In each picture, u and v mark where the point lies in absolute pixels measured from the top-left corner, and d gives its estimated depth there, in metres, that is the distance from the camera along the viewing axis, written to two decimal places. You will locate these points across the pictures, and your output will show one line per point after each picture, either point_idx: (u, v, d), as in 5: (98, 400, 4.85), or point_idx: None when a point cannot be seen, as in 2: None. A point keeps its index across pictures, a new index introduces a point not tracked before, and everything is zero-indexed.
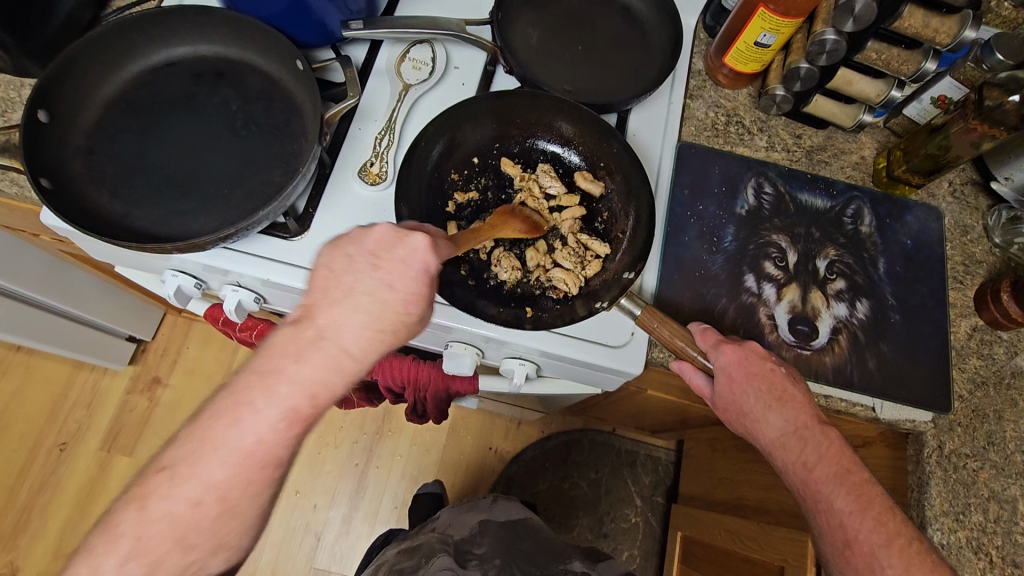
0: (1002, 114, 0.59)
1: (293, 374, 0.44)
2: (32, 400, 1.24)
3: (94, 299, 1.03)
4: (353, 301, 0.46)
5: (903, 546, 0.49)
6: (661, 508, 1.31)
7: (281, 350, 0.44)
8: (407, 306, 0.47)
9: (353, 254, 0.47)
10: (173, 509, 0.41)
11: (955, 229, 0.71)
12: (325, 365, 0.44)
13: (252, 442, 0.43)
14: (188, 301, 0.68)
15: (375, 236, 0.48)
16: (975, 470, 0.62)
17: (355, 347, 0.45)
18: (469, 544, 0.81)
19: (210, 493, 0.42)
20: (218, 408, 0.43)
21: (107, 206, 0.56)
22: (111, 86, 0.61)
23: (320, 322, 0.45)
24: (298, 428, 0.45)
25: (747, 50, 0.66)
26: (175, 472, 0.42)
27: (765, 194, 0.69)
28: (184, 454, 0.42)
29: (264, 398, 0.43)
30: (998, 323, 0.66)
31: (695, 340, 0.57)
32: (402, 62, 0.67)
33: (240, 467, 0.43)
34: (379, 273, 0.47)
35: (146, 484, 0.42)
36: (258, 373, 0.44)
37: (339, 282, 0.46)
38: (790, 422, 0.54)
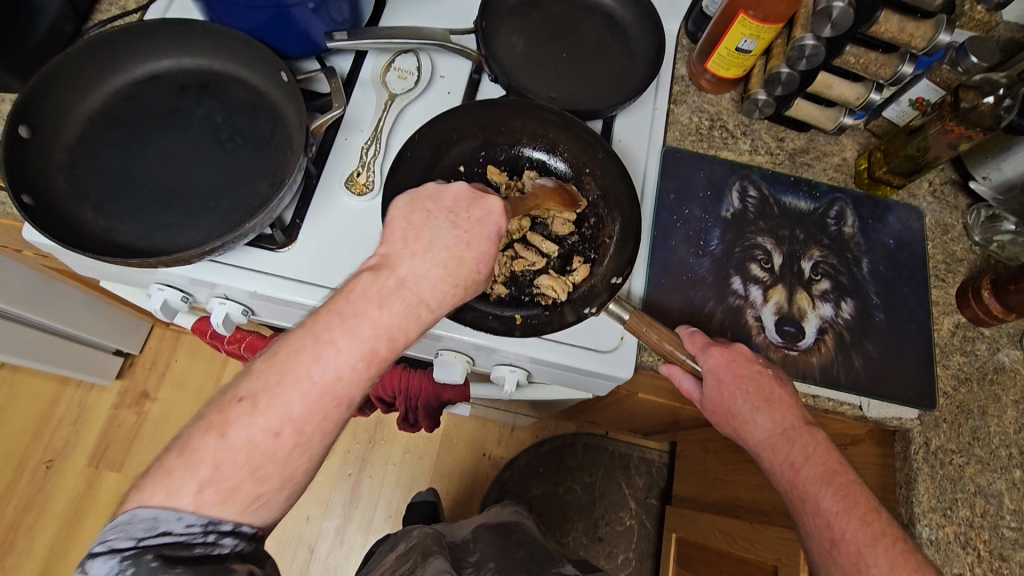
0: (977, 116, 0.60)
1: (375, 319, 0.45)
2: (17, 418, 1.22)
3: (79, 315, 1.03)
4: (431, 254, 0.48)
5: (889, 546, 0.49)
6: (655, 510, 1.32)
7: (363, 295, 0.45)
8: (479, 265, 0.50)
9: (431, 209, 0.50)
10: (252, 437, 0.41)
11: (936, 228, 0.72)
12: (404, 312, 0.46)
13: (335, 374, 0.43)
14: (175, 315, 0.67)
15: (453, 194, 0.51)
16: (961, 465, 0.63)
17: (432, 299, 0.47)
18: (463, 551, 0.81)
19: (288, 425, 0.42)
20: (301, 343, 0.44)
21: (91, 221, 0.55)
22: (93, 100, 0.60)
23: (402, 272, 0.47)
24: (373, 369, 0.45)
25: (728, 55, 0.67)
26: (257, 402, 0.42)
27: (749, 197, 0.69)
28: (264, 384, 0.42)
29: (344, 335, 0.44)
30: (980, 320, 0.67)
31: (683, 343, 0.58)
32: (387, 71, 0.67)
33: (320, 399, 0.43)
34: (456, 231, 0.50)
35: (225, 412, 0.41)
36: (340, 313, 0.45)
37: (419, 236, 0.48)
38: (777, 423, 0.54)
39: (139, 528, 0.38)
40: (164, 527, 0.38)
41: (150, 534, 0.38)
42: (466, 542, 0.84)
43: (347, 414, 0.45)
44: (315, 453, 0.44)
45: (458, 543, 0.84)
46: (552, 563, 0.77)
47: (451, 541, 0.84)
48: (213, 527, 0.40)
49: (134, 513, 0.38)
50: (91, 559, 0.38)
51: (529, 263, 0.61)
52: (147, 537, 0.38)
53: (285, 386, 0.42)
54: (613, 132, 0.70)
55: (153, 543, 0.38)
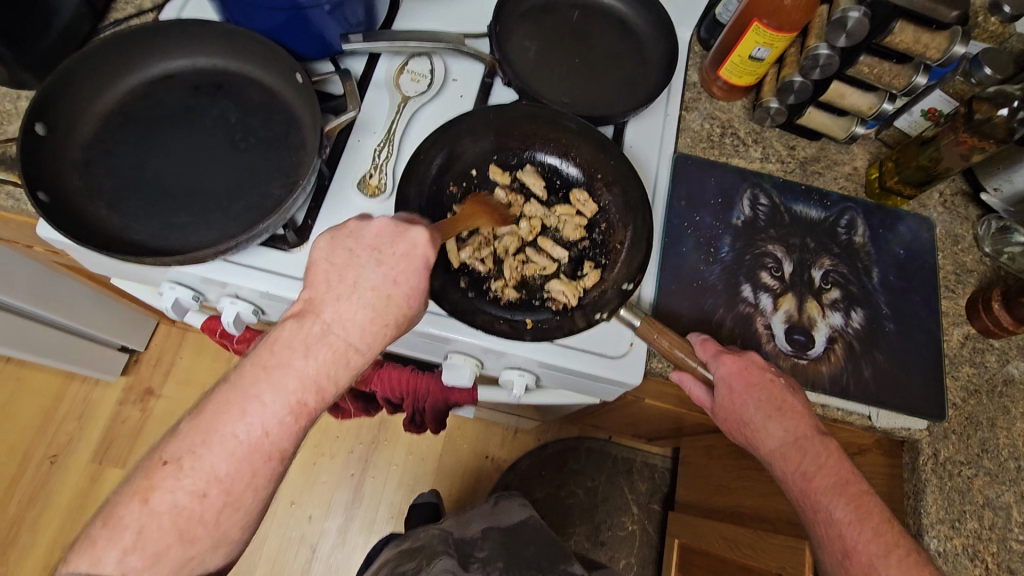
0: (990, 128, 0.60)
1: (300, 369, 0.46)
2: (22, 412, 1.22)
3: (86, 311, 1.03)
4: (358, 297, 0.48)
5: (901, 557, 0.49)
6: (658, 516, 1.31)
7: (287, 343, 0.46)
8: (409, 301, 0.50)
9: (354, 249, 0.50)
10: (177, 501, 0.43)
11: (946, 238, 0.72)
12: (330, 358, 0.47)
13: (261, 432, 0.45)
14: (185, 313, 0.67)
15: (376, 230, 0.50)
16: (970, 477, 0.63)
17: (359, 341, 0.48)
18: (469, 547, 0.80)
19: (214, 486, 0.44)
20: (223, 401, 0.45)
21: (104, 218, 0.56)
22: (108, 98, 0.61)
23: (326, 317, 0.47)
24: (301, 421, 0.47)
25: (741, 63, 0.67)
26: (181, 465, 0.43)
27: (761, 205, 0.69)
28: (188, 449, 0.44)
29: (269, 389, 0.45)
30: (990, 332, 0.67)
31: (695, 351, 0.58)
32: (401, 74, 0.68)
33: (248, 457, 0.44)
34: (382, 268, 0.49)
35: (150, 477, 0.43)
36: (264, 365, 0.46)
37: (343, 276, 0.49)
38: (790, 432, 0.54)
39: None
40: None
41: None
42: (473, 538, 0.83)
43: (280, 466, 0.47)
44: (250, 508, 0.45)
45: (465, 538, 0.83)
46: (560, 559, 0.78)
47: (457, 539, 0.83)
48: None
49: None
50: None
51: (541, 268, 0.62)
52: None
53: (211, 449, 0.44)
54: (624, 138, 0.70)
55: None
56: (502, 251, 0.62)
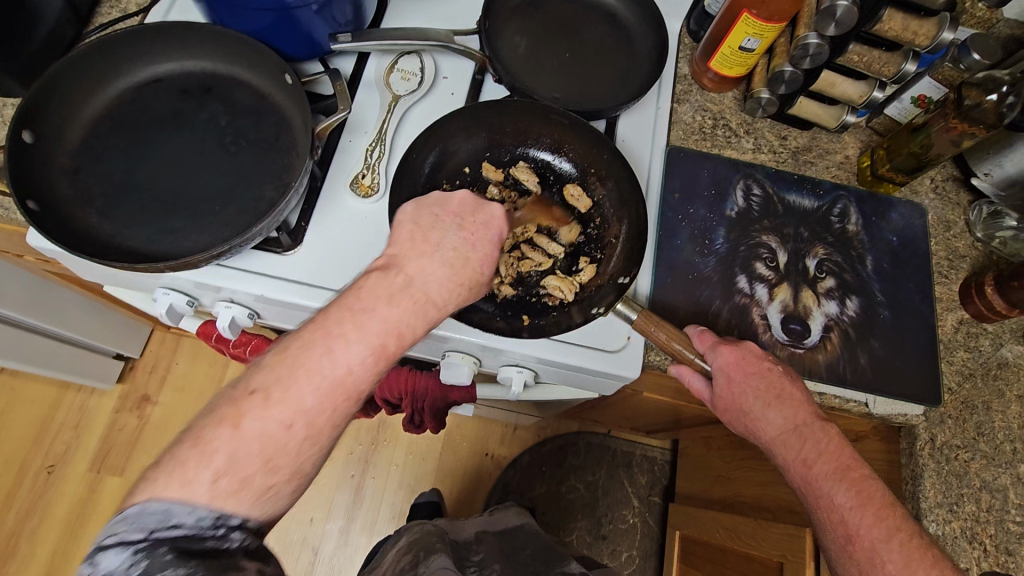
0: (980, 113, 0.60)
1: (385, 315, 0.45)
2: (18, 423, 1.21)
3: (79, 320, 1.02)
4: (439, 255, 0.49)
5: (903, 541, 0.50)
6: (659, 508, 1.32)
7: (373, 291, 0.46)
8: (483, 267, 0.52)
9: (438, 213, 0.52)
10: (266, 428, 0.41)
11: (939, 224, 0.73)
12: (412, 309, 0.46)
13: (346, 370, 0.44)
14: (180, 319, 0.66)
15: (457, 200, 0.53)
16: (967, 461, 0.63)
17: (439, 295, 0.48)
18: (465, 550, 0.80)
19: (301, 417, 0.42)
20: (310, 338, 0.44)
21: (96, 225, 0.55)
22: (96, 104, 0.60)
23: (409, 271, 0.48)
24: (382, 364, 0.45)
25: (732, 54, 0.67)
26: (270, 395, 0.42)
27: (754, 196, 0.70)
28: (276, 378, 0.42)
29: (355, 331, 0.44)
30: (984, 316, 0.68)
31: (692, 343, 0.58)
32: (391, 73, 0.67)
33: (331, 394, 0.43)
34: (462, 233, 0.51)
35: (237, 404, 0.41)
36: (350, 308, 0.45)
37: (427, 237, 0.50)
38: (790, 419, 0.55)
39: (151, 520, 0.37)
40: (176, 520, 0.38)
41: (161, 527, 0.37)
42: (470, 542, 0.84)
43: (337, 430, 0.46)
44: (325, 447, 0.44)
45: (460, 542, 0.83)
46: (557, 564, 0.77)
47: (453, 539, 0.83)
48: (223, 521, 0.39)
49: (143, 506, 0.37)
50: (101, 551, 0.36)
51: (536, 263, 0.61)
52: (157, 531, 0.37)
53: (297, 382, 0.42)
54: (617, 133, 0.70)
55: (162, 536, 0.37)
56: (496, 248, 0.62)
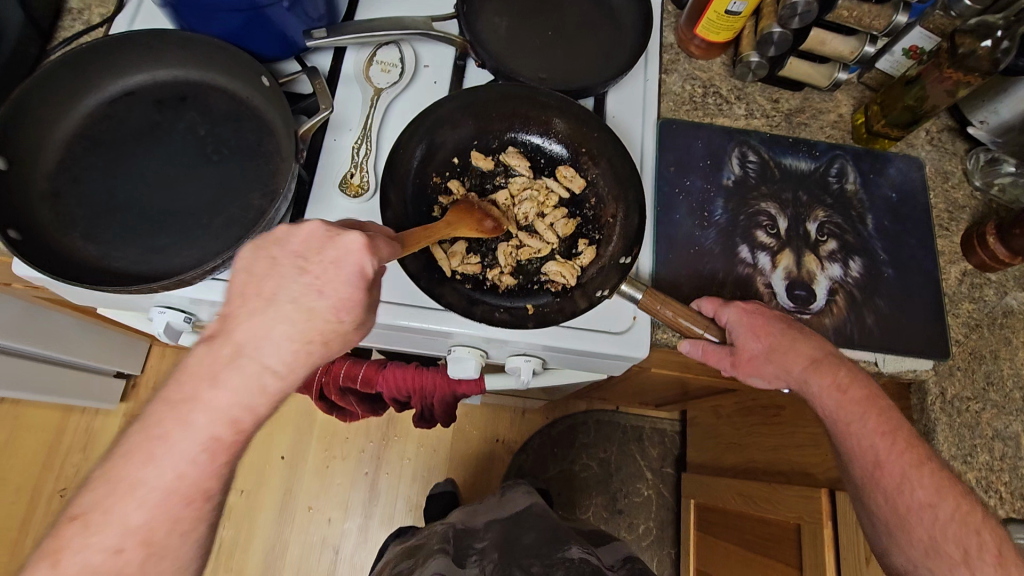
0: (974, 62, 0.59)
1: (211, 403, 0.40)
2: (25, 450, 1.21)
3: (75, 342, 1.01)
4: (274, 311, 0.41)
5: (931, 467, 0.53)
6: (672, 478, 1.34)
7: (196, 371, 0.40)
8: (338, 314, 0.43)
9: (276, 257, 0.43)
10: (89, 561, 0.37)
11: (937, 176, 0.72)
12: (245, 387, 0.40)
13: (175, 475, 0.39)
14: (179, 336, 0.65)
15: (305, 234, 0.43)
16: (978, 412, 0.64)
17: (277, 362, 0.41)
18: (471, 539, 0.82)
19: (131, 538, 0.38)
20: (131, 444, 0.39)
21: (82, 250, 0.54)
22: (68, 123, 0.58)
23: (238, 338, 0.41)
24: (222, 458, 0.41)
25: (717, 19, 0.65)
26: (88, 521, 0.38)
27: (750, 162, 0.68)
28: (95, 500, 0.38)
29: (179, 430, 0.39)
30: (987, 266, 0.67)
31: (704, 306, 0.59)
32: (370, 66, 0.65)
33: (166, 503, 0.39)
34: (307, 277, 0.42)
35: (58, 537, 0.37)
36: (169, 401, 0.40)
37: (261, 288, 0.42)
38: (818, 351, 0.57)
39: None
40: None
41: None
42: (476, 529, 0.85)
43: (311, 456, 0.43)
44: (180, 557, 0.40)
45: (468, 530, 0.85)
46: (557, 547, 0.76)
47: (461, 530, 0.85)
48: None
49: None
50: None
51: (534, 250, 0.61)
52: None
53: (117, 500, 0.38)
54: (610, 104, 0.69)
55: None
56: (493, 238, 0.61)
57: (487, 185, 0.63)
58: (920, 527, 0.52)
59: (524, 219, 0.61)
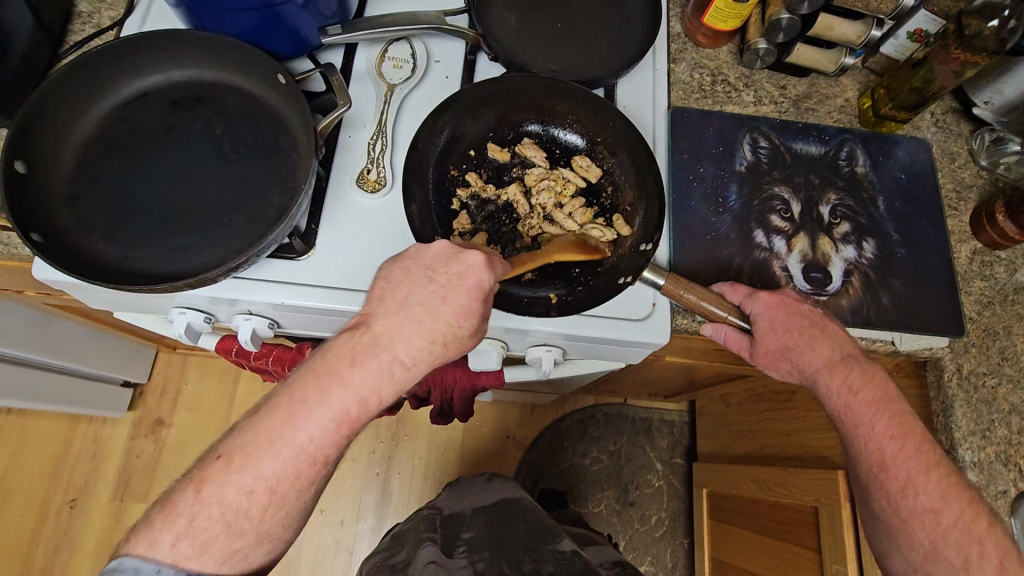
0: (980, 41, 0.60)
1: (347, 379, 0.47)
2: (34, 462, 1.20)
3: (83, 351, 1.00)
4: (405, 313, 0.49)
5: (939, 474, 0.54)
6: (682, 469, 1.34)
7: (339, 354, 0.48)
8: (458, 320, 0.49)
9: (410, 267, 0.50)
10: (224, 494, 0.45)
11: (943, 157, 0.73)
12: (377, 372, 0.48)
13: (307, 438, 0.46)
14: (198, 337, 0.65)
15: (433, 251, 0.51)
16: (994, 387, 0.65)
17: (406, 355, 0.49)
18: (457, 526, 0.82)
19: (261, 484, 0.45)
20: (277, 403, 0.47)
21: (105, 252, 0.53)
22: (84, 126, 0.58)
23: (376, 330, 0.49)
24: (344, 430, 0.48)
25: (726, 7, 0.66)
26: (231, 461, 0.45)
27: (761, 148, 0.69)
28: (240, 445, 0.46)
29: (318, 401, 0.47)
30: (996, 244, 0.69)
31: (728, 295, 0.60)
32: (382, 62, 0.65)
33: (296, 460, 0.46)
34: (434, 285, 0.49)
35: (205, 469, 0.46)
36: (317, 372, 0.47)
37: (396, 294, 0.49)
38: (834, 351, 0.58)
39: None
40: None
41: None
42: (461, 516, 0.84)
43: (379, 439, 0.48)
44: (292, 509, 0.47)
45: (455, 517, 0.84)
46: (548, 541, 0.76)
47: (448, 517, 0.84)
48: None
49: (119, 562, 0.43)
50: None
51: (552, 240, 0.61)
52: None
53: (258, 451, 0.46)
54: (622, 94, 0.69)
55: None
56: (512, 229, 0.61)
57: (503, 176, 0.62)
58: (922, 530, 0.53)
59: (542, 210, 0.61)
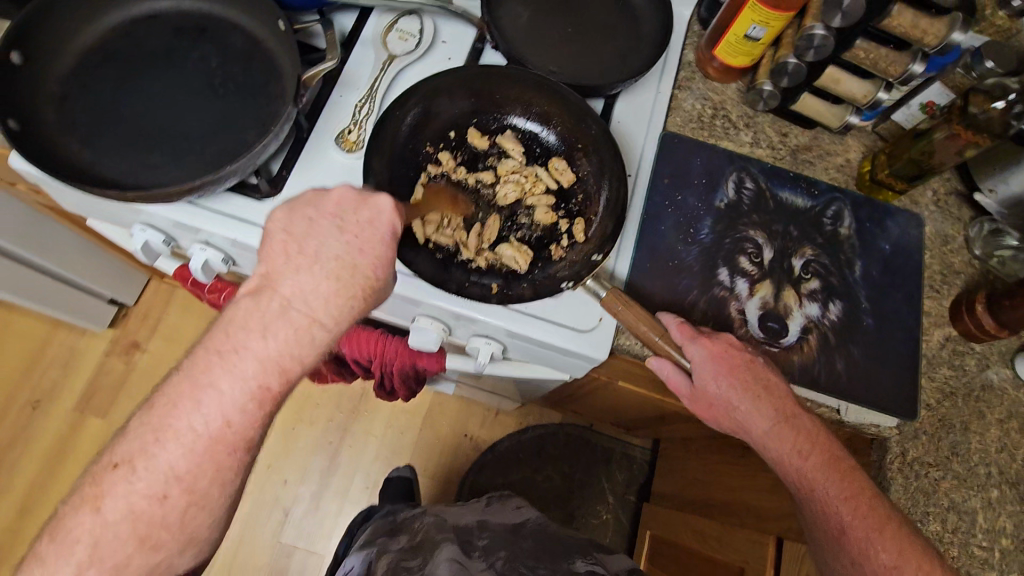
0: (985, 120, 0.58)
1: (260, 351, 0.45)
2: (10, 357, 1.23)
3: (72, 258, 1.04)
4: (318, 268, 0.46)
5: (894, 530, 0.52)
6: (633, 507, 1.32)
7: (244, 325, 0.45)
8: (374, 270, 0.48)
9: (312, 217, 0.48)
10: (132, 506, 0.42)
11: (936, 238, 0.71)
12: (292, 337, 0.45)
13: (222, 423, 0.44)
14: (156, 258, 0.67)
15: (336, 199, 0.49)
16: (937, 480, 0.62)
17: (325, 315, 0.46)
18: (469, 535, 0.79)
19: (175, 486, 0.43)
20: (169, 397, 0.44)
21: (75, 152, 0.55)
22: (89, 34, 0.60)
23: (284, 291, 0.46)
24: (267, 407, 0.46)
25: (736, 43, 0.66)
26: (134, 466, 0.43)
27: (745, 189, 0.68)
28: (133, 450, 0.43)
29: (226, 375, 0.44)
30: (972, 335, 0.66)
31: (670, 336, 0.56)
32: (389, 32, 0.67)
33: (209, 455, 0.44)
34: (345, 237, 0.48)
35: (99, 484, 0.43)
36: (217, 351, 0.45)
37: (303, 248, 0.47)
38: (779, 411, 0.55)
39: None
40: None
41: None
42: (470, 525, 0.83)
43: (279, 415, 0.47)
44: (215, 509, 0.45)
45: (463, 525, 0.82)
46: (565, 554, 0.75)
47: (455, 525, 0.82)
48: None
49: None
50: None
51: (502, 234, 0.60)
52: None
53: (162, 446, 0.43)
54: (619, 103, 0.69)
55: None
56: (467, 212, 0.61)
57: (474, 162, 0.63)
58: None
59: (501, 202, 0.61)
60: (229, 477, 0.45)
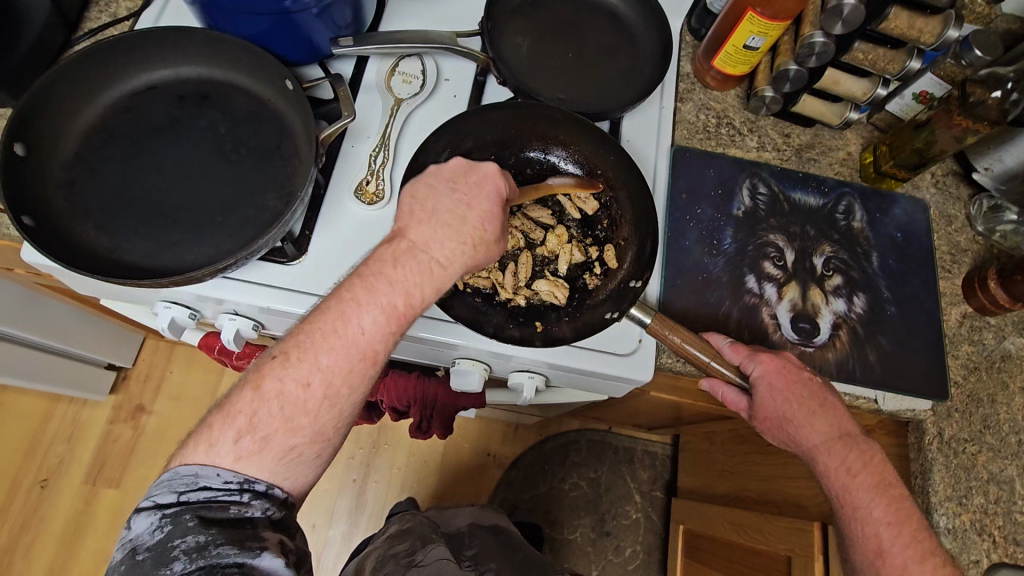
0: (983, 110, 0.60)
1: (392, 278, 0.48)
2: (10, 437, 1.19)
3: (69, 331, 1.00)
4: (436, 219, 0.50)
5: (935, 565, 0.51)
6: (661, 503, 1.33)
7: (379, 259, 0.49)
8: (484, 224, 0.51)
9: (433, 182, 0.52)
10: (283, 388, 0.46)
11: (940, 219, 0.73)
12: (416, 271, 0.49)
13: (359, 331, 0.47)
14: (182, 332, 0.65)
15: (451, 166, 0.53)
16: (974, 454, 0.64)
17: (441, 256, 0.49)
18: (458, 543, 0.77)
19: (317, 377, 0.46)
20: (327, 307, 0.48)
21: (94, 240, 0.53)
22: (89, 114, 0.58)
23: (412, 237, 0.50)
24: (394, 325, 0.48)
25: (735, 52, 0.67)
26: (287, 358, 0.46)
27: (760, 195, 0.69)
28: (295, 343, 0.47)
29: (364, 295, 0.47)
30: (986, 309, 0.69)
31: (727, 355, 0.58)
32: (392, 76, 0.66)
33: (347, 354, 0.47)
34: (457, 193, 0.51)
35: (261, 369, 0.47)
36: (361, 276, 0.48)
37: (424, 205, 0.51)
38: (835, 428, 0.56)
39: (181, 483, 0.43)
40: (203, 484, 0.43)
41: (190, 488, 0.43)
42: (463, 535, 0.80)
43: (376, 370, 0.49)
44: (345, 408, 0.48)
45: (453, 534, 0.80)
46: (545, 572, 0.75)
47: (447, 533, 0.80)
48: (248, 486, 0.44)
49: (176, 471, 0.44)
50: (137, 513, 0.43)
51: (533, 270, 0.61)
52: (186, 491, 0.43)
53: (315, 346, 0.47)
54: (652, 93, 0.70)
55: (188, 498, 0.43)
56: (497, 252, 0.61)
57: None
58: None
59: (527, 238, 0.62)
60: (358, 383, 0.48)
